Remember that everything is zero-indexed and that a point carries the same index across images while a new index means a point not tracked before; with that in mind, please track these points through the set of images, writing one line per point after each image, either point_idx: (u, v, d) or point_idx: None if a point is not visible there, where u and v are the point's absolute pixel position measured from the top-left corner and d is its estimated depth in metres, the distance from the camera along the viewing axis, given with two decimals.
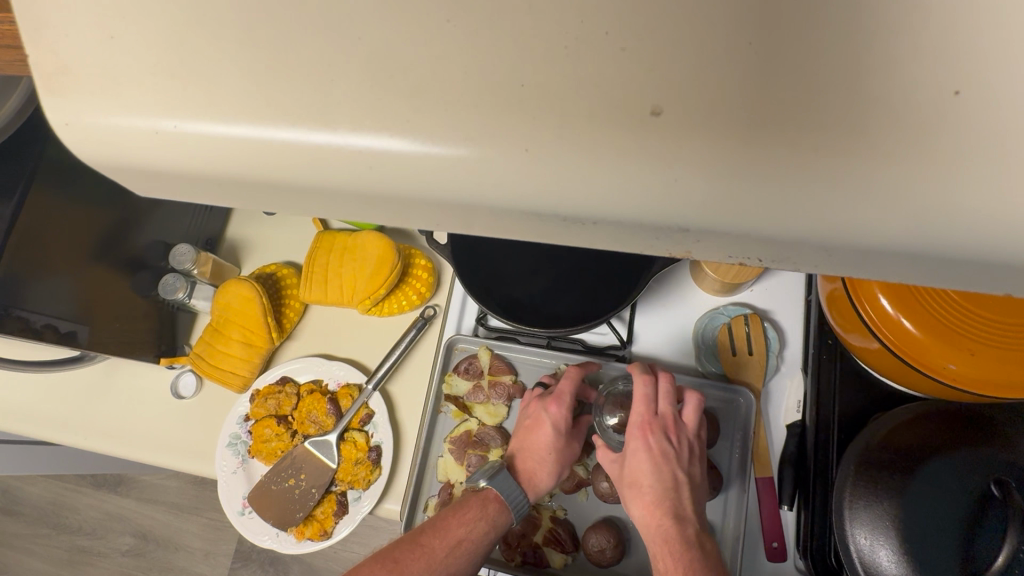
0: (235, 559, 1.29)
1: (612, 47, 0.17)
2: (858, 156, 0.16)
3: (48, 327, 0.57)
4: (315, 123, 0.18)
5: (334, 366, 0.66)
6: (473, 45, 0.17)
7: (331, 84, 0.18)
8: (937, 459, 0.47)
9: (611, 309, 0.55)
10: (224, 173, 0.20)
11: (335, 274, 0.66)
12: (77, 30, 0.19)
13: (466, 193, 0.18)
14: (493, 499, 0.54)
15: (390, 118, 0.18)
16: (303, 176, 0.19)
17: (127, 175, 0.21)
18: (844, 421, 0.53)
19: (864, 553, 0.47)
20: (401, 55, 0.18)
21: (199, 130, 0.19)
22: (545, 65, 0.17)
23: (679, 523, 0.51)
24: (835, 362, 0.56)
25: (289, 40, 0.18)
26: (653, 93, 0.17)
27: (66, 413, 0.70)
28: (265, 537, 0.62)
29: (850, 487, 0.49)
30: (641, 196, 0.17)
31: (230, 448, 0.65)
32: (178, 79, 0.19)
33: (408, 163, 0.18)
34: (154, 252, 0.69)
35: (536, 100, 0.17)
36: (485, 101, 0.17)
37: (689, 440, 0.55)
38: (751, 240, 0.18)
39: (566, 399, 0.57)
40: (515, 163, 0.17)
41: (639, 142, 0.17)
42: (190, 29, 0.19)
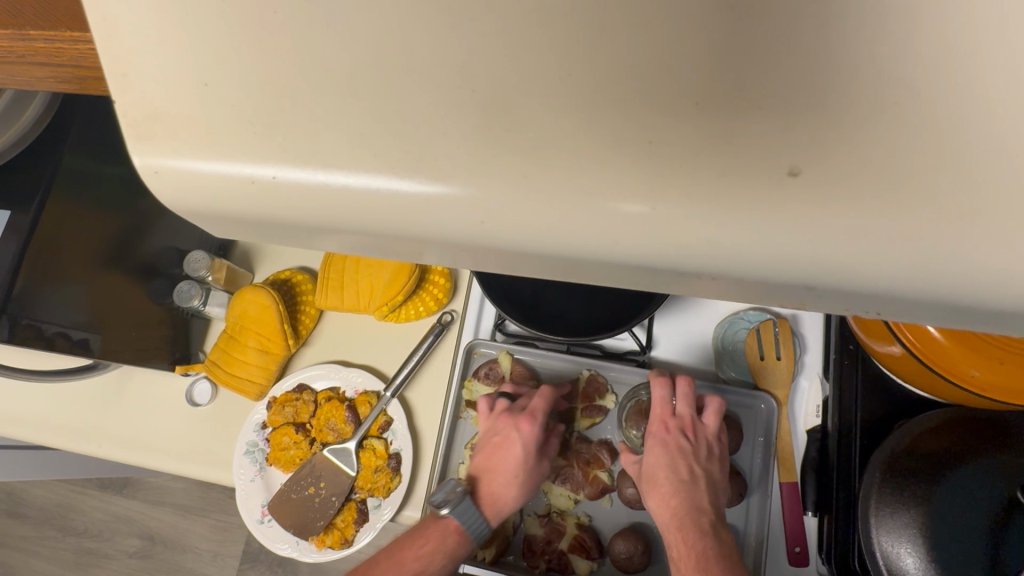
0: (243, 560, 1.29)
1: (747, 106, 0.17)
2: (1007, 222, 0.16)
3: (59, 336, 0.57)
4: (425, 174, 0.18)
5: (352, 373, 0.66)
6: (597, 101, 0.17)
7: (444, 137, 0.17)
8: (961, 467, 0.47)
9: (633, 317, 0.54)
10: (320, 222, 0.19)
11: (350, 282, 0.65)
12: (163, 74, 0.19)
13: (575, 245, 0.18)
14: (452, 531, 0.55)
15: (506, 171, 0.17)
16: (405, 228, 0.19)
17: (208, 218, 0.20)
18: (865, 425, 0.54)
19: (889, 559, 0.47)
20: (520, 107, 0.17)
21: (299, 180, 0.18)
22: (676, 123, 0.17)
23: (695, 515, 0.51)
24: (856, 368, 0.56)
25: (398, 89, 0.18)
26: (792, 154, 0.16)
27: (82, 422, 0.70)
28: (284, 545, 0.61)
29: (875, 494, 0.48)
30: (773, 256, 0.17)
31: (248, 456, 0.64)
32: (276, 126, 0.18)
33: (518, 214, 0.18)
34: (167, 259, 0.68)
35: (665, 160, 0.17)
36: (611, 159, 0.17)
37: (708, 440, 0.55)
38: (872, 296, 0.17)
39: (538, 417, 0.58)
40: (642, 223, 0.17)
41: (781, 204, 0.17)
42: (287, 74, 0.18)
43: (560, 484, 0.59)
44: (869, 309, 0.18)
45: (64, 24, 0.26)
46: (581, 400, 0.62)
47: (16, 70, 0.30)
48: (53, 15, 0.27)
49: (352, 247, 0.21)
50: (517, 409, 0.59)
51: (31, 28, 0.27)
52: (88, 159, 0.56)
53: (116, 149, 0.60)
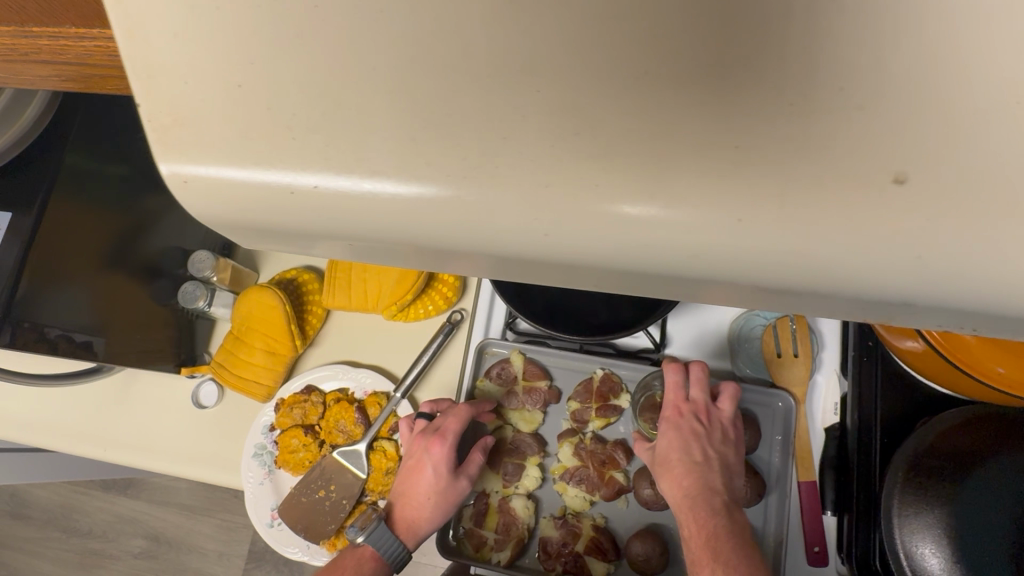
0: (249, 560, 1.28)
1: (847, 107, 0.15)
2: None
3: (63, 338, 0.56)
4: (483, 182, 0.16)
5: (360, 373, 0.64)
6: (676, 103, 0.16)
7: (505, 141, 0.16)
8: (986, 465, 0.46)
9: (650, 315, 0.53)
10: (366, 232, 0.18)
11: (357, 281, 0.64)
12: (194, 71, 0.18)
13: (636, 255, 0.17)
14: (368, 558, 0.55)
15: (569, 179, 0.16)
16: (461, 240, 0.18)
17: (243, 227, 0.19)
18: (887, 423, 0.53)
19: (914, 561, 0.46)
20: (586, 110, 0.16)
21: (343, 189, 0.17)
22: (768, 126, 0.16)
23: (707, 497, 0.50)
24: (875, 364, 0.55)
25: (456, 91, 0.16)
26: (897, 159, 0.15)
27: (86, 426, 0.69)
28: (294, 549, 0.61)
29: (897, 495, 0.48)
30: (866, 270, 0.16)
31: (256, 459, 0.63)
32: (320, 132, 0.17)
33: (579, 222, 0.17)
34: (171, 259, 0.67)
35: (754, 166, 0.16)
36: (693, 166, 0.16)
37: (722, 423, 0.53)
38: (957, 312, 0.16)
39: (448, 438, 0.55)
40: (727, 236, 0.16)
41: (885, 212, 0.15)
42: (333, 72, 0.17)
43: (575, 485, 0.58)
44: (963, 324, 0.17)
45: (69, 20, 0.25)
46: (594, 398, 0.60)
47: (20, 68, 0.28)
48: (58, 11, 0.25)
49: (390, 257, 0.20)
50: (430, 430, 0.58)
51: (35, 24, 0.25)
52: (89, 158, 0.55)
53: (117, 147, 0.58)
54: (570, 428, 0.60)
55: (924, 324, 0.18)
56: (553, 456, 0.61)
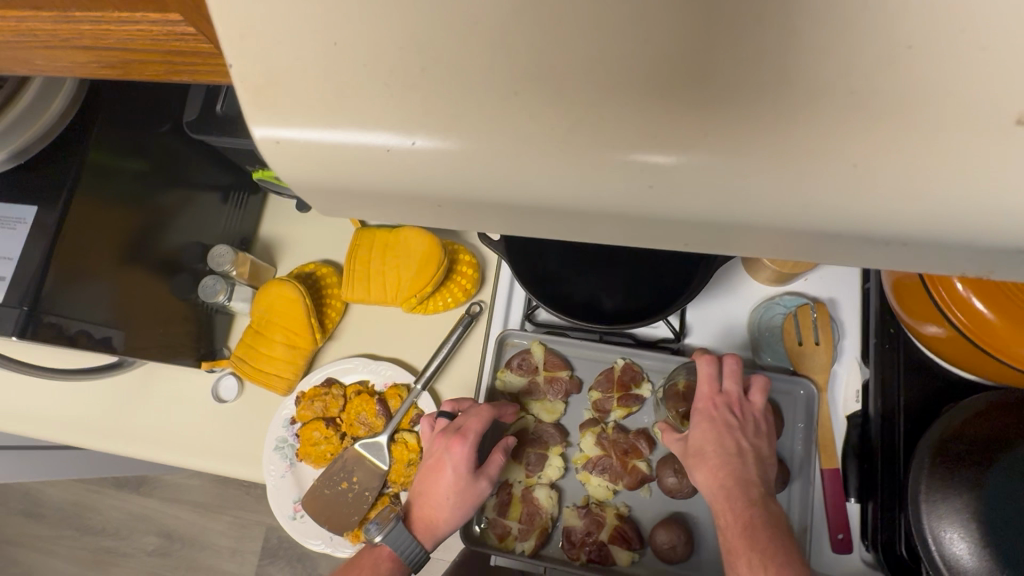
0: (263, 556, 1.29)
1: (970, 47, 0.15)
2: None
3: (82, 334, 0.55)
4: (589, 132, 0.17)
5: (380, 365, 0.65)
6: (785, 50, 0.16)
7: (607, 94, 0.17)
8: (1013, 450, 0.46)
9: (672, 304, 0.53)
10: (450, 192, 0.18)
11: (376, 274, 0.64)
12: (275, 35, 0.18)
13: (729, 209, 0.17)
14: (385, 558, 0.56)
15: (676, 125, 0.16)
16: (553, 198, 0.18)
17: (324, 194, 0.20)
18: (912, 409, 0.52)
19: (943, 548, 0.45)
20: (684, 61, 0.16)
21: (433, 146, 0.17)
22: (890, 68, 0.15)
23: (743, 489, 0.50)
24: (898, 352, 0.55)
25: (552, 45, 0.17)
26: (1021, 100, 0.15)
27: (108, 421, 0.69)
28: (317, 541, 0.61)
29: (924, 481, 0.48)
30: (969, 219, 0.16)
31: (278, 452, 0.64)
32: (414, 89, 0.17)
33: (681, 174, 0.17)
34: (190, 253, 0.67)
35: (873, 112, 0.16)
36: (805, 113, 0.16)
37: (755, 416, 0.53)
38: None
39: (469, 438, 0.55)
40: (837, 182, 0.16)
41: (1003, 152, 0.15)
42: (425, 31, 0.17)
43: (598, 475, 0.58)
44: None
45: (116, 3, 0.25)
46: (616, 388, 0.60)
47: (59, 55, 0.28)
48: None
49: (456, 217, 0.20)
50: (450, 429, 0.57)
51: (76, 9, 0.25)
52: (110, 153, 0.56)
53: (137, 141, 0.58)
54: (592, 418, 0.61)
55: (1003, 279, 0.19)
56: (575, 446, 0.61)
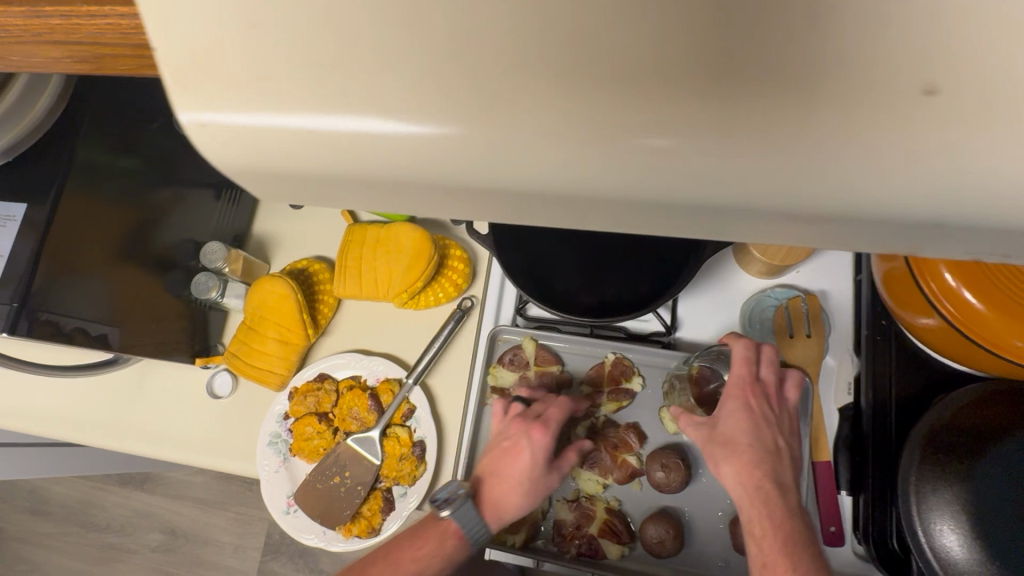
0: (265, 552, 1.30)
1: (877, 19, 0.16)
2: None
3: (79, 331, 0.57)
4: (522, 116, 0.17)
5: (372, 361, 0.65)
6: (713, 29, 0.16)
7: (541, 75, 0.17)
8: (1004, 441, 0.46)
9: (660, 297, 0.53)
10: (395, 178, 0.19)
11: (368, 270, 0.64)
12: (217, 19, 0.18)
13: (669, 189, 0.17)
14: (451, 533, 0.53)
15: (607, 106, 0.17)
16: (496, 183, 0.18)
17: (274, 182, 0.20)
18: (903, 400, 0.53)
19: (932, 540, 0.45)
20: (617, 40, 0.16)
21: (368, 131, 0.17)
22: (802, 42, 0.16)
23: (779, 488, 0.48)
24: (890, 345, 0.55)
25: (487, 27, 0.17)
26: (929, 70, 0.15)
27: (104, 418, 0.69)
28: (311, 536, 0.61)
29: (914, 472, 0.47)
30: (899, 190, 0.16)
31: (271, 447, 0.64)
32: (353, 72, 0.17)
33: (616, 154, 0.17)
34: (184, 251, 0.67)
35: (787, 85, 0.16)
36: (726, 90, 0.16)
37: (788, 410, 0.53)
38: (965, 234, 0.17)
39: (552, 427, 0.55)
40: (766, 162, 0.16)
41: (911, 122, 0.16)
42: (362, 13, 0.17)
43: (589, 469, 0.58)
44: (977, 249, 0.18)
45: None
46: (606, 382, 0.60)
47: (32, 50, 0.29)
48: None
49: (410, 203, 0.20)
50: (530, 416, 0.57)
51: (44, 4, 0.26)
52: (99, 150, 0.56)
53: (126, 139, 0.59)
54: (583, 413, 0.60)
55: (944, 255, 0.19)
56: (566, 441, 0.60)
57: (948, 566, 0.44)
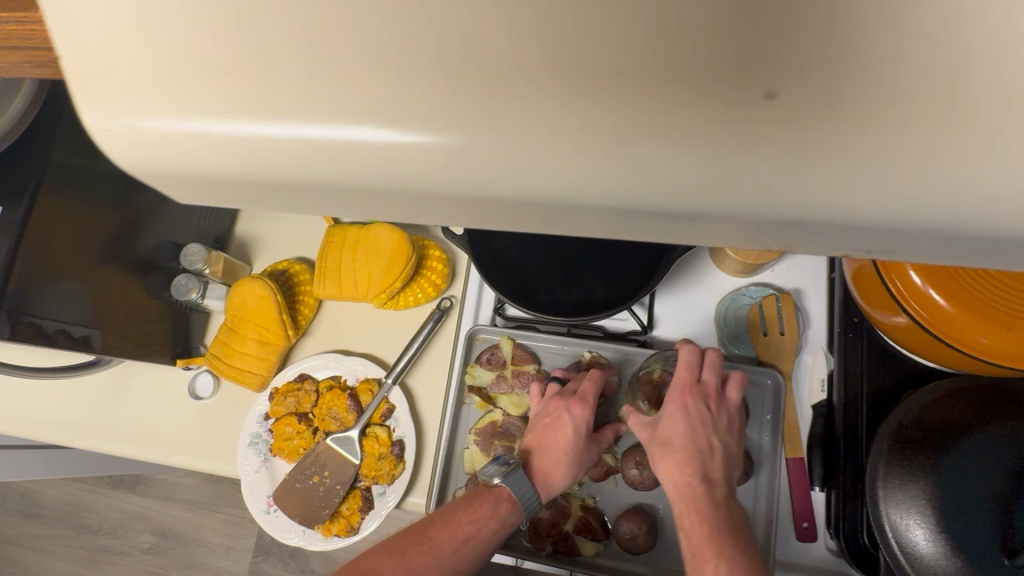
0: (256, 553, 1.30)
1: (718, 22, 0.17)
2: (983, 132, 0.16)
3: (61, 333, 0.57)
4: (434, 119, 0.18)
5: (352, 361, 0.65)
6: (606, 33, 0.17)
7: (451, 80, 0.17)
8: (973, 437, 0.46)
9: (634, 295, 0.53)
10: (323, 178, 0.19)
11: (348, 271, 0.64)
12: (151, 29, 0.19)
13: (576, 191, 0.18)
14: (505, 498, 0.53)
15: (512, 110, 0.17)
16: (417, 183, 0.19)
17: (212, 184, 0.20)
18: (874, 395, 0.53)
19: (898, 534, 0.45)
20: (517, 45, 0.17)
21: (292, 134, 0.18)
22: (656, 46, 0.17)
23: (708, 485, 0.50)
24: (861, 340, 0.55)
25: (400, 35, 0.18)
26: (767, 76, 0.17)
27: (87, 419, 0.70)
28: (291, 535, 0.61)
29: (882, 469, 0.47)
30: (778, 189, 0.17)
31: (252, 447, 0.64)
32: (277, 78, 0.18)
33: (524, 156, 0.18)
34: (164, 252, 0.67)
35: (642, 87, 0.17)
36: (615, 92, 0.17)
37: (728, 411, 0.53)
38: (861, 234, 0.18)
39: (590, 400, 0.56)
40: (660, 163, 0.17)
41: (753, 124, 0.17)
42: (281, 21, 0.18)
43: None
44: (878, 248, 0.19)
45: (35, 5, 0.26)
46: None
47: None
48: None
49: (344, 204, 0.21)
50: (568, 393, 0.58)
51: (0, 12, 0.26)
52: (76, 153, 0.56)
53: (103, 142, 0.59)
54: None
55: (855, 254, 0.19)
56: None
57: (915, 562, 0.44)
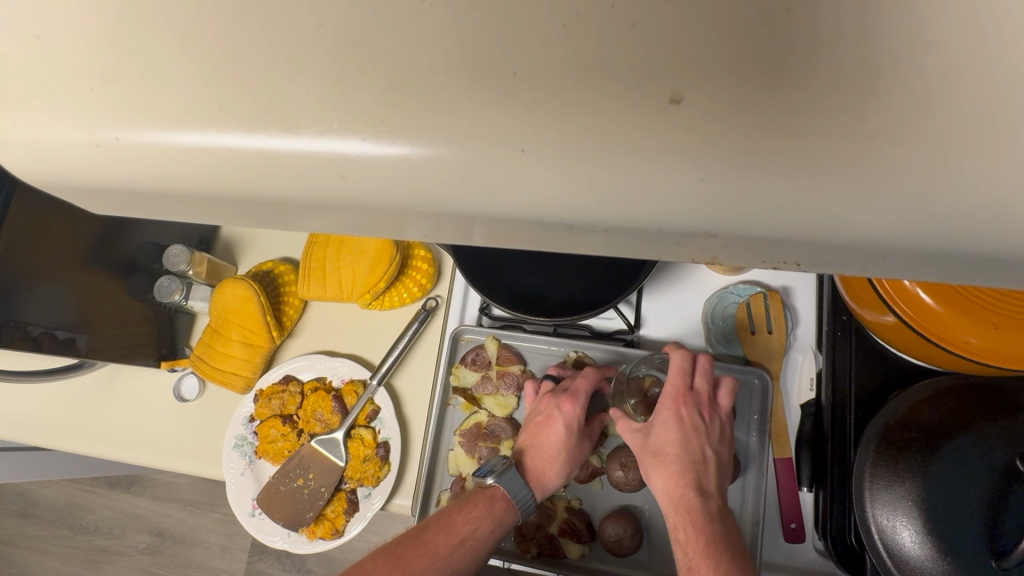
0: (252, 552, 1.30)
1: (636, 26, 0.18)
2: (887, 132, 0.17)
3: (45, 335, 0.58)
4: (384, 128, 0.19)
5: (336, 362, 0.65)
6: (541, 50, 0.18)
7: (401, 92, 0.19)
8: (959, 438, 0.44)
9: (618, 295, 0.52)
10: (285, 184, 0.20)
11: (331, 271, 0.63)
12: (133, 47, 0.20)
13: (518, 198, 0.19)
14: (499, 498, 0.53)
15: (456, 118, 0.18)
16: (371, 190, 0.20)
17: (179, 190, 0.21)
18: (862, 399, 0.52)
19: (886, 535, 0.45)
20: (460, 61, 0.18)
21: (258, 142, 0.20)
22: (581, 55, 0.18)
23: (703, 497, 0.49)
24: (850, 339, 0.54)
25: (353, 54, 0.19)
26: (684, 79, 0.17)
27: (72, 422, 0.69)
28: (276, 537, 0.61)
29: (869, 469, 0.47)
30: (704, 192, 0.18)
31: (237, 450, 0.64)
32: (244, 91, 0.20)
33: (467, 165, 0.19)
34: (147, 254, 0.67)
35: (570, 94, 0.18)
36: (549, 102, 0.18)
37: (721, 419, 0.53)
38: (794, 241, 0.18)
39: (581, 398, 0.55)
40: (593, 167, 0.18)
41: (670, 127, 0.17)
42: (250, 42, 0.20)
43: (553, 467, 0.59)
44: (820, 260, 0.19)
45: None
46: None
47: None
48: None
49: (297, 215, 0.21)
50: (558, 390, 0.58)
51: None
52: None
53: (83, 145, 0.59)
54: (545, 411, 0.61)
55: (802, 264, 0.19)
56: None
57: (900, 562, 0.44)
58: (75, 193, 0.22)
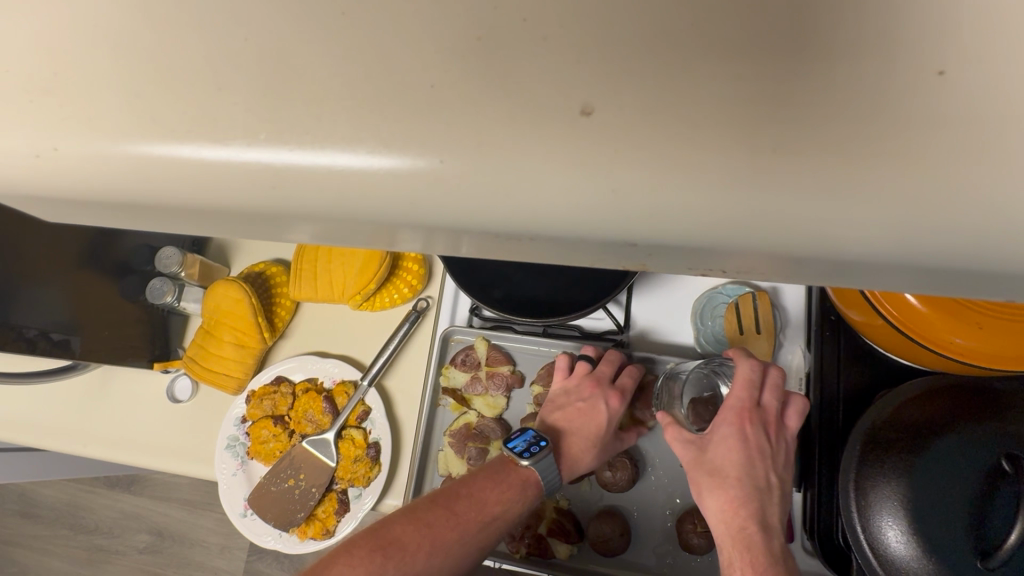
0: (251, 551, 1.30)
1: (581, 38, 0.18)
2: (827, 142, 0.17)
3: (40, 336, 0.59)
4: (334, 138, 0.19)
5: (328, 363, 0.65)
6: (488, 62, 0.18)
7: (352, 102, 0.19)
8: (946, 437, 0.44)
9: (606, 297, 0.53)
10: (241, 194, 0.20)
11: (323, 273, 0.63)
12: (88, 58, 0.20)
13: (469, 207, 0.19)
14: (532, 484, 0.51)
15: (406, 127, 0.18)
16: (328, 199, 0.20)
17: (139, 199, 0.21)
18: (848, 399, 0.52)
19: (873, 536, 0.44)
20: (408, 74, 0.19)
21: (214, 153, 0.20)
22: (529, 67, 0.18)
23: (764, 529, 0.46)
24: (837, 338, 0.54)
25: (305, 65, 0.19)
26: (632, 88, 0.18)
27: (66, 424, 0.70)
28: (268, 538, 0.62)
29: (856, 469, 0.46)
30: (651, 202, 0.18)
31: (229, 451, 0.64)
32: (201, 100, 0.20)
33: (418, 175, 0.19)
34: (139, 257, 0.67)
35: (517, 103, 0.18)
36: (496, 111, 0.18)
37: (787, 441, 0.50)
38: (740, 252, 0.18)
39: (628, 396, 0.56)
40: (539, 180, 0.18)
41: (615, 136, 0.17)
42: (208, 52, 0.20)
43: None
44: (766, 268, 0.19)
45: None
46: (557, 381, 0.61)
47: None
48: None
49: (248, 222, 0.22)
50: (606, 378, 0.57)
51: None
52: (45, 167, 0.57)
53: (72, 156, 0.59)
54: (533, 410, 0.61)
55: (751, 269, 0.19)
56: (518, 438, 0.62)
57: (886, 561, 0.43)
58: (34, 200, 0.22)
